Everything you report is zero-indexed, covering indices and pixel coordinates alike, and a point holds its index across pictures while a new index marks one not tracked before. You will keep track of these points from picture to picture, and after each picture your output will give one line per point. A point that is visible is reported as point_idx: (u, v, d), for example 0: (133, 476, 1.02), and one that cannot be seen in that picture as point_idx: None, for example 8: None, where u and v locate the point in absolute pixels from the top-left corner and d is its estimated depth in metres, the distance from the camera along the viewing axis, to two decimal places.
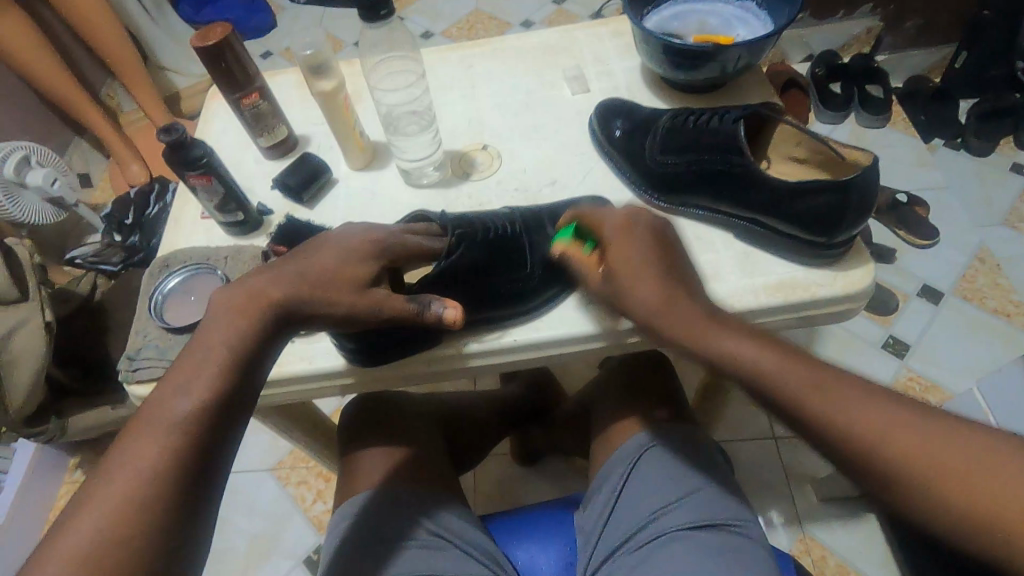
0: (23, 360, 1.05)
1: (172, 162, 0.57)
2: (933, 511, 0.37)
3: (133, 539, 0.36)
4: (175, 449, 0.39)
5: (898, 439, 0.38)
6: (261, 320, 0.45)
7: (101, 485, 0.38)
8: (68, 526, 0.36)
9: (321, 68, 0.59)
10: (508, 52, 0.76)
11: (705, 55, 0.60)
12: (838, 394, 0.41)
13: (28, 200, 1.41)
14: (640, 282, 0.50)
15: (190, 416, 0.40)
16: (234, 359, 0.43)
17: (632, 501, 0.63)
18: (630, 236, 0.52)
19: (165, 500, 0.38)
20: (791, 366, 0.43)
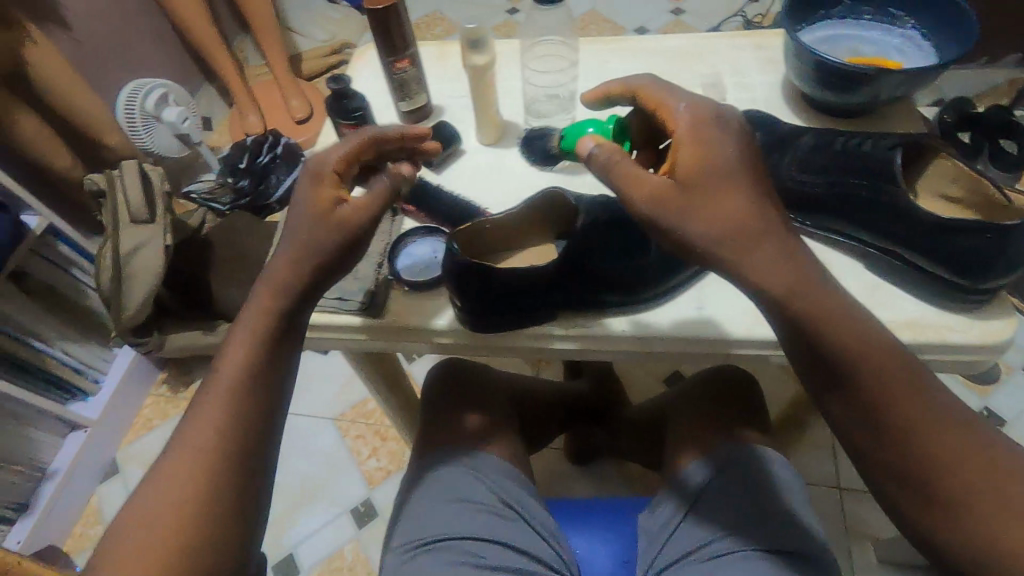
0: (140, 276, 1.15)
1: (330, 112, 0.61)
2: (971, 540, 0.41)
3: (204, 499, 0.43)
4: (222, 423, 0.45)
5: (966, 481, 0.41)
6: (286, 299, 0.49)
7: (167, 462, 0.44)
8: (143, 498, 0.43)
9: (478, 43, 0.61)
10: (646, 50, 0.76)
11: (862, 78, 0.59)
12: (926, 413, 0.43)
13: (160, 132, 1.53)
14: (726, 198, 0.45)
15: (231, 395, 0.46)
16: (265, 332, 0.48)
17: (704, 514, 0.64)
18: (721, 139, 0.47)
19: (228, 457, 0.44)
20: (890, 376, 0.44)
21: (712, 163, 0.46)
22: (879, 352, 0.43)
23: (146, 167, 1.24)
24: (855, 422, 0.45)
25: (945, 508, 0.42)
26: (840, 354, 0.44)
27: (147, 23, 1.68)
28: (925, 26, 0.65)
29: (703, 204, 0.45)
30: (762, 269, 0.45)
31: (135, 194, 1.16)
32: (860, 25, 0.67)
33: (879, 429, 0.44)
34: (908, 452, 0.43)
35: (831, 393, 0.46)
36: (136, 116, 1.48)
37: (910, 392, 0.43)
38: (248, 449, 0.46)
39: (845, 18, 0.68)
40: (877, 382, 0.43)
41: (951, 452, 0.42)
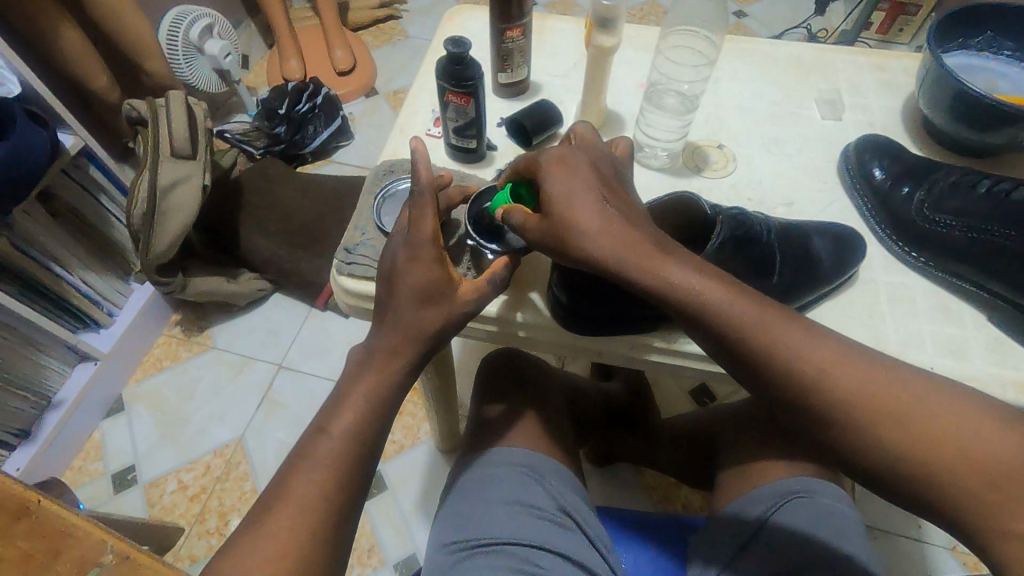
0: (176, 213, 1.11)
1: (440, 75, 0.56)
2: (878, 456, 0.41)
3: (300, 554, 0.44)
4: (329, 485, 0.46)
5: (856, 399, 0.42)
6: (397, 372, 0.50)
7: (269, 510, 0.45)
8: (245, 544, 0.44)
9: (608, 22, 0.56)
10: (756, 55, 0.72)
11: (1007, 119, 0.55)
12: (790, 340, 0.44)
13: (200, 64, 1.46)
14: (576, 212, 0.46)
15: (337, 456, 0.47)
16: (375, 399, 0.49)
17: (767, 542, 0.60)
18: (565, 162, 0.48)
19: (326, 518, 0.45)
20: (751, 312, 0.44)
21: (566, 174, 0.47)
22: (733, 294, 0.45)
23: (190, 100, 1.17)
24: (767, 380, 0.45)
25: (848, 431, 0.42)
26: (701, 295, 0.45)
27: None
28: None
29: (570, 232, 0.46)
30: (624, 254, 0.45)
31: (180, 127, 1.11)
32: (998, 60, 0.64)
33: (756, 368, 0.45)
34: (797, 386, 0.43)
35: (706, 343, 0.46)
36: (178, 44, 1.41)
37: (779, 331, 0.44)
38: (347, 513, 0.47)
39: (982, 51, 0.64)
40: (745, 320, 0.44)
41: (833, 379, 0.43)
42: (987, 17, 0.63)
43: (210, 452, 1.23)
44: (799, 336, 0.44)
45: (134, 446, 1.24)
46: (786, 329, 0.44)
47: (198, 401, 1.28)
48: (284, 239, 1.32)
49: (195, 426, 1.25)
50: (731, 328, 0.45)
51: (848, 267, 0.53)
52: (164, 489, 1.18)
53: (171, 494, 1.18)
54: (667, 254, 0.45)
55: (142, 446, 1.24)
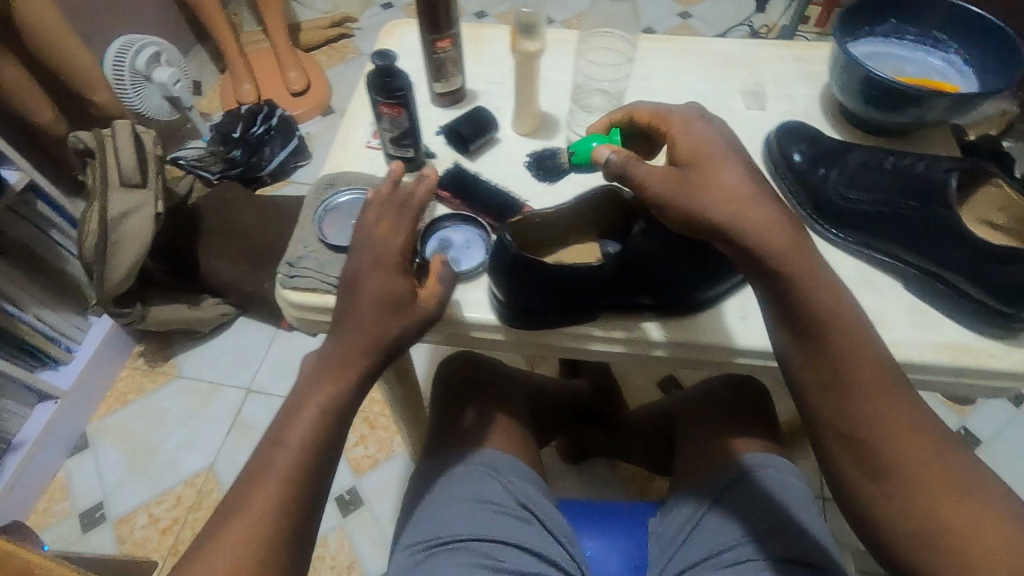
0: (130, 242, 1.10)
1: (370, 87, 0.58)
2: (891, 504, 0.46)
3: (256, 563, 0.44)
4: (285, 493, 0.47)
5: (905, 451, 0.46)
6: (352, 378, 0.51)
7: (225, 522, 0.46)
8: (201, 556, 0.44)
9: (530, 29, 0.59)
10: (682, 53, 0.75)
11: (911, 98, 0.59)
12: (874, 383, 0.47)
13: (149, 93, 1.46)
14: (716, 173, 0.49)
15: (293, 464, 0.48)
16: (330, 406, 0.50)
17: (719, 517, 0.62)
18: (704, 128, 0.52)
19: (283, 527, 0.46)
20: (861, 346, 0.48)
21: (699, 148, 0.51)
22: (839, 326, 0.48)
23: (139, 129, 1.17)
24: (837, 409, 0.48)
25: (882, 475, 0.46)
26: (818, 317, 0.48)
27: None
28: (970, 52, 0.65)
29: (697, 182, 0.49)
30: (759, 227, 0.47)
31: (128, 157, 1.10)
32: (904, 45, 0.68)
33: (841, 392, 0.48)
34: (865, 422, 0.47)
35: (797, 359, 0.50)
36: (124, 74, 1.41)
37: (878, 371, 0.47)
38: (306, 519, 0.47)
39: (889, 38, 0.68)
40: (849, 352, 0.47)
41: (897, 425, 0.46)
42: (890, 6, 0.67)
43: (181, 482, 1.21)
44: (884, 386, 0.47)
45: (102, 483, 1.21)
46: (875, 371, 0.48)
47: (165, 433, 1.26)
48: (245, 262, 1.31)
49: (164, 458, 1.23)
50: (830, 352, 0.48)
51: None
52: (135, 524, 1.16)
53: (142, 529, 1.15)
54: (802, 250, 0.48)
55: (109, 482, 1.21)
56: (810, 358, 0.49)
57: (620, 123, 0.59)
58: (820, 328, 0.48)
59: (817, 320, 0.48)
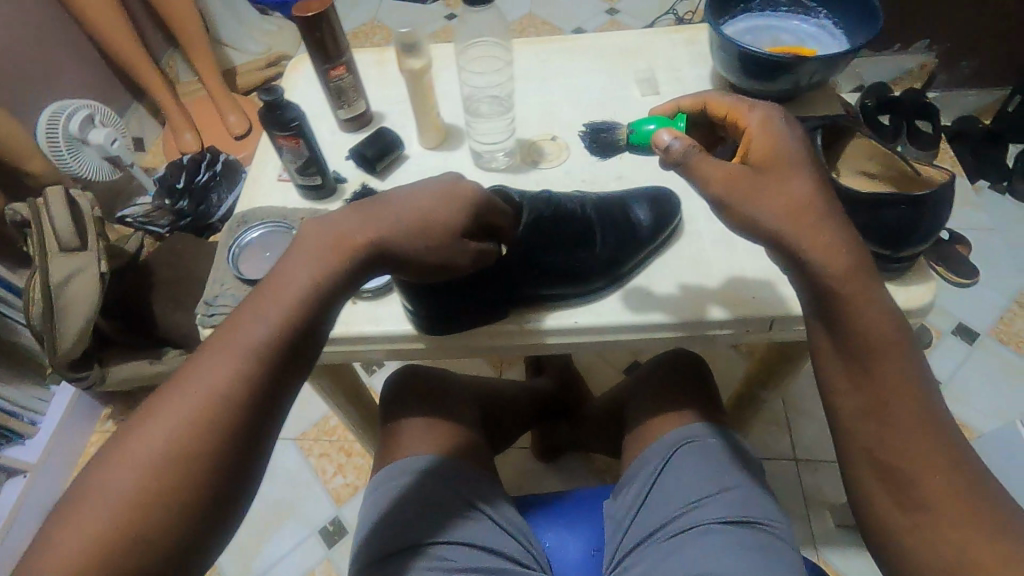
0: (76, 307, 1.09)
1: (265, 122, 0.60)
2: (924, 542, 0.43)
3: (200, 453, 0.37)
4: (247, 377, 0.40)
5: (942, 486, 0.42)
6: (350, 264, 0.46)
7: (172, 394, 0.39)
8: (140, 430, 0.38)
9: (412, 46, 0.62)
10: (578, 50, 0.78)
11: (783, 66, 0.62)
12: (915, 413, 0.44)
13: (88, 156, 1.41)
14: (789, 182, 0.47)
15: (263, 344, 0.41)
16: (318, 287, 0.44)
17: (666, 490, 0.65)
18: (780, 133, 0.49)
19: (238, 415, 0.39)
20: (905, 374, 0.45)
21: (781, 146, 0.48)
22: (888, 352, 0.45)
23: (73, 193, 1.18)
24: (873, 436, 0.45)
25: (916, 507, 0.43)
26: (867, 342, 0.45)
27: (66, 39, 1.56)
28: (836, 15, 0.69)
29: (762, 189, 0.47)
30: (816, 248, 0.45)
31: (64, 222, 1.10)
32: (778, 16, 0.71)
33: (882, 419, 0.44)
34: (905, 449, 0.44)
35: (839, 383, 0.47)
36: (60, 140, 1.34)
37: (923, 404, 0.44)
38: (266, 415, 0.41)
39: (764, 11, 0.72)
40: (893, 379, 0.44)
41: (937, 460, 0.43)
42: None
43: None
44: (925, 417, 0.44)
45: None
46: (919, 403, 0.44)
47: None
48: None
49: None
50: (873, 378, 0.45)
51: (666, 227, 0.61)
52: None
53: None
54: (866, 275, 0.45)
55: None
56: (849, 380, 0.46)
57: (688, 111, 0.58)
58: (871, 349, 0.45)
59: (865, 346, 0.45)
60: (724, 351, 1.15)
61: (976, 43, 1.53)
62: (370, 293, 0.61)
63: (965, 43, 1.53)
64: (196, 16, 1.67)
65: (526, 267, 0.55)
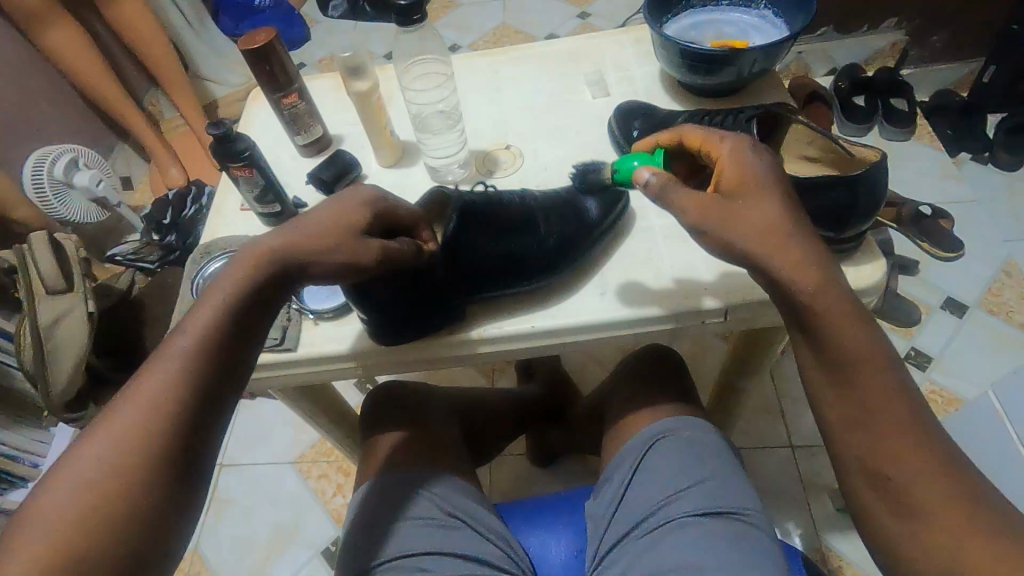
0: (67, 348, 1.11)
1: (219, 156, 0.62)
2: (921, 550, 0.42)
3: (137, 463, 0.40)
4: (177, 388, 0.42)
5: (933, 492, 0.42)
6: (266, 271, 0.47)
7: (109, 413, 0.41)
8: (79, 449, 0.40)
9: (356, 70, 0.64)
10: (530, 60, 0.79)
11: (722, 59, 0.63)
12: (903, 419, 0.44)
13: (74, 199, 1.43)
14: (758, 206, 0.46)
15: (188, 355, 0.43)
16: (237, 296, 0.46)
17: (641, 488, 0.65)
18: (757, 156, 0.49)
19: (172, 424, 0.41)
20: (888, 381, 0.45)
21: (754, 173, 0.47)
22: (870, 362, 0.45)
23: (58, 237, 1.20)
24: (863, 445, 0.45)
25: (907, 512, 0.43)
26: (849, 356, 0.45)
27: (45, 85, 1.59)
28: (775, 4, 0.70)
29: (735, 213, 0.46)
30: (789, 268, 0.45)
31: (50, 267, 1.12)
32: (720, 10, 0.72)
33: (870, 428, 0.45)
34: (893, 456, 0.44)
35: (827, 397, 0.47)
36: (45, 185, 1.38)
37: (910, 409, 0.44)
38: (200, 423, 0.43)
39: (706, 6, 0.73)
40: (874, 388, 0.45)
41: (926, 461, 0.43)
42: None
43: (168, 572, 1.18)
44: (913, 421, 0.44)
45: None
46: (906, 411, 0.44)
47: None
48: None
49: None
50: (857, 388, 0.45)
51: (613, 210, 0.63)
52: None
53: None
54: (838, 290, 0.46)
55: None
56: (836, 392, 0.46)
57: (666, 145, 0.56)
58: (855, 361, 0.45)
59: (849, 360, 0.45)
60: (711, 343, 1.15)
61: (943, 16, 1.53)
62: (330, 314, 0.62)
63: (932, 17, 1.53)
64: (171, 52, 1.69)
65: (458, 271, 0.57)
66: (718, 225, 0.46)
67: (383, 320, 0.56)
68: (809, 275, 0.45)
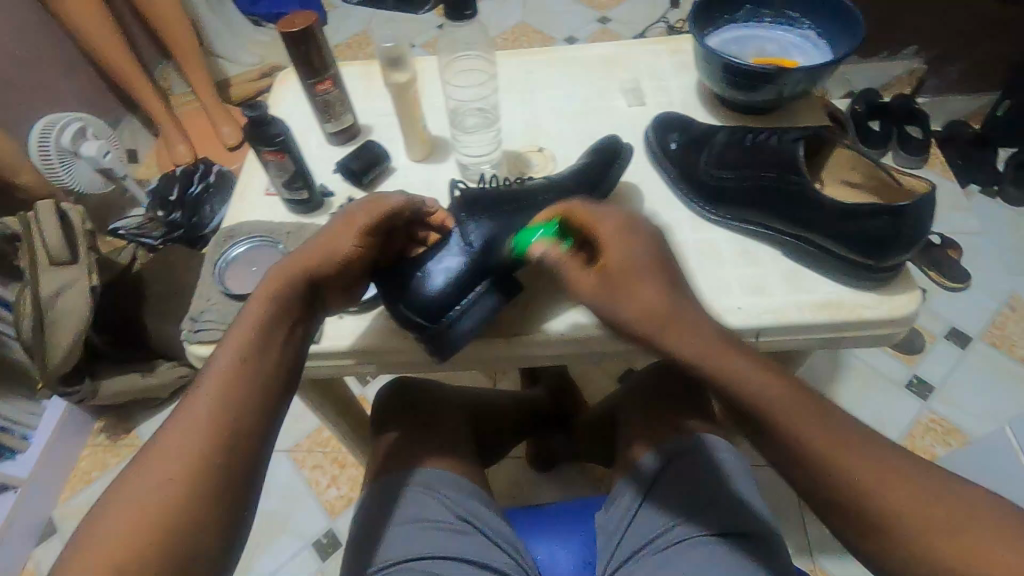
0: (66, 321, 1.09)
1: (250, 138, 0.60)
2: (900, 557, 0.41)
3: (187, 481, 0.40)
4: (220, 406, 0.44)
5: (893, 503, 0.41)
6: (293, 286, 0.51)
7: (159, 440, 0.43)
8: (133, 476, 0.41)
9: (397, 61, 0.63)
10: (566, 62, 0.79)
11: (766, 77, 0.63)
12: (839, 441, 0.44)
13: (79, 169, 1.40)
14: (636, 291, 0.50)
15: (231, 375, 0.45)
16: (270, 312, 0.49)
17: (655, 506, 0.64)
18: (633, 243, 0.51)
19: (224, 440, 0.42)
20: (809, 411, 0.45)
21: (631, 257, 0.51)
22: (789, 405, 0.45)
23: (64, 206, 1.17)
24: (810, 475, 0.44)
25: (876, 531, 0.42)
26: (761, 408, 0.46)
27: (57, 50, 1.56)
28: (819, 26, 0.69)
29: (622, 292, 0.50)
30: (677, 339, 0.48)
31: (54, 236, 1.09)
32: (762, 27, 0.72)
33: (810, 463, 0.44)
34: (848, 482, 0.42)
35: (765, 445, 0.47)
36: (51, 154, 1.35)
37: (828, 423, 0.45)
38: (246, 437, 0.44)
39: (748, 22, 0.73)
40: (800, 420, 0.45)
41: (873, 468, 0.42)
42: None
43: None
44: (845, 437, 0.44)
45: None
46: (838, 430, 0.44)
47: None
48: None
49: None
50: (781, 427, 0.45)
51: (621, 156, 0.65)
52: None
53: None
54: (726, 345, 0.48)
55: None
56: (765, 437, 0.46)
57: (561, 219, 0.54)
58: (761, 406, 0.45)
59: (753, 407, 0.46)
60: None
61: (963, 48, 1.54)
62: (355, 309, 0.61)
63: (952, 48, 1.54)
64: (187, 26, 1.66)
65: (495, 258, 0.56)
66: (606, 305, 0.51)
67: (444, 319, 0.55)
68: (703, 341, 0.48)
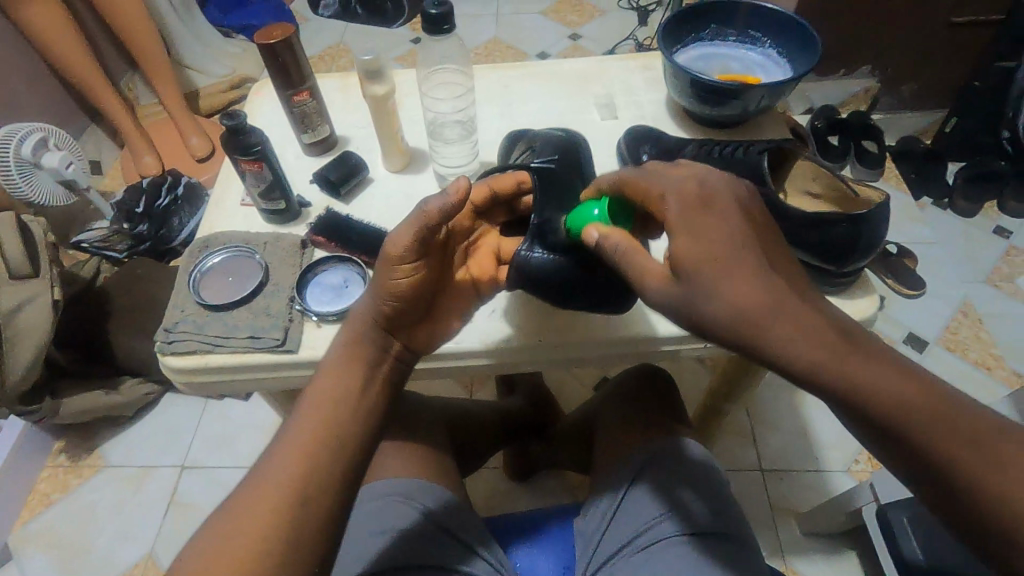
0: (27, 337, 1.05)
1: (227, 148, 0.60)
2: None
3: (274, 534, 0.42)
4: (305, 457, 0.45)
5: None
6: (366, 337, 0.51)
7: (247, 491, 0.45)
8: (221, 529, 0.43)
9: (376, 73, 0.64)
10: (540, 77, 0.81)
11: (731, 93, 0.66)
12: (993, 456, 0.35)
13: (41, 179, 1.35)
14: (734, 282, 0.41)
15: (319, 426, 0.47)
16: (350, 359, 0.51)
17: (634, 507, 0.66)
18: (711, 214, 0.43)
19: (309, 492, 0.44)
20: (948, 418, 0.36)
21: (714, 242, 0.42)
22: (919, 412, 0.36)
23: (26, 218, 1.13)
24: (946, 501, 0.36)
25: None
26: (889, 412, 0.37)
27: (16, 59, 1.51)
28: (780, 45, 0.73)
29: (707, 286, 0.42)
30: (783, 343, 0.39)
31: (15, 247, 1.06)
32: (726, 46, 0.75)
33: (947, 485, 0.36)
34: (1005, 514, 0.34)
35: (887, 460, 0.39)
36: (10, 165, 1.29)
37: (972, 429, 0.36)
38: (328, 488, 0.45)
39: (713, 41, 0.76)
40: (933, 432, 0.36)
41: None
42: (709, 13, 0.74)
43: None
44: (998, 452, 0.35)
45: None
46: (988, 444, 0.35)
47: (97, 527, 1.15)
48: None
49: (98, 554, 1.12)
50: (911, 436, 0.36)
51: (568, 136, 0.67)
52: None
53: None
54: (844, 345, 0.39)
55: None
56: (893, 451, 0.38)
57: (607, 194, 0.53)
58: (885, 410, 0.37)
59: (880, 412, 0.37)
60: (691, 364, 1.18)
61: (913, 68, 1.63)
62: (333, 318, 0.58)
63: (904, 68, 1.62)
64: (155, 36, 1.63)
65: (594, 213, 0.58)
66: (688, 303, 0.43)
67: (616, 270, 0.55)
68: (811, 336, 0.39)
